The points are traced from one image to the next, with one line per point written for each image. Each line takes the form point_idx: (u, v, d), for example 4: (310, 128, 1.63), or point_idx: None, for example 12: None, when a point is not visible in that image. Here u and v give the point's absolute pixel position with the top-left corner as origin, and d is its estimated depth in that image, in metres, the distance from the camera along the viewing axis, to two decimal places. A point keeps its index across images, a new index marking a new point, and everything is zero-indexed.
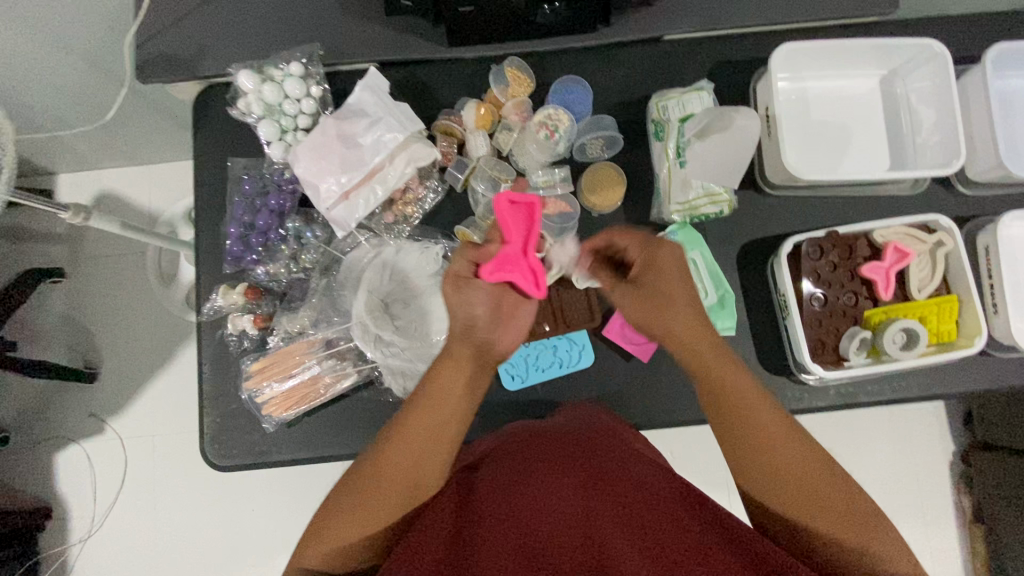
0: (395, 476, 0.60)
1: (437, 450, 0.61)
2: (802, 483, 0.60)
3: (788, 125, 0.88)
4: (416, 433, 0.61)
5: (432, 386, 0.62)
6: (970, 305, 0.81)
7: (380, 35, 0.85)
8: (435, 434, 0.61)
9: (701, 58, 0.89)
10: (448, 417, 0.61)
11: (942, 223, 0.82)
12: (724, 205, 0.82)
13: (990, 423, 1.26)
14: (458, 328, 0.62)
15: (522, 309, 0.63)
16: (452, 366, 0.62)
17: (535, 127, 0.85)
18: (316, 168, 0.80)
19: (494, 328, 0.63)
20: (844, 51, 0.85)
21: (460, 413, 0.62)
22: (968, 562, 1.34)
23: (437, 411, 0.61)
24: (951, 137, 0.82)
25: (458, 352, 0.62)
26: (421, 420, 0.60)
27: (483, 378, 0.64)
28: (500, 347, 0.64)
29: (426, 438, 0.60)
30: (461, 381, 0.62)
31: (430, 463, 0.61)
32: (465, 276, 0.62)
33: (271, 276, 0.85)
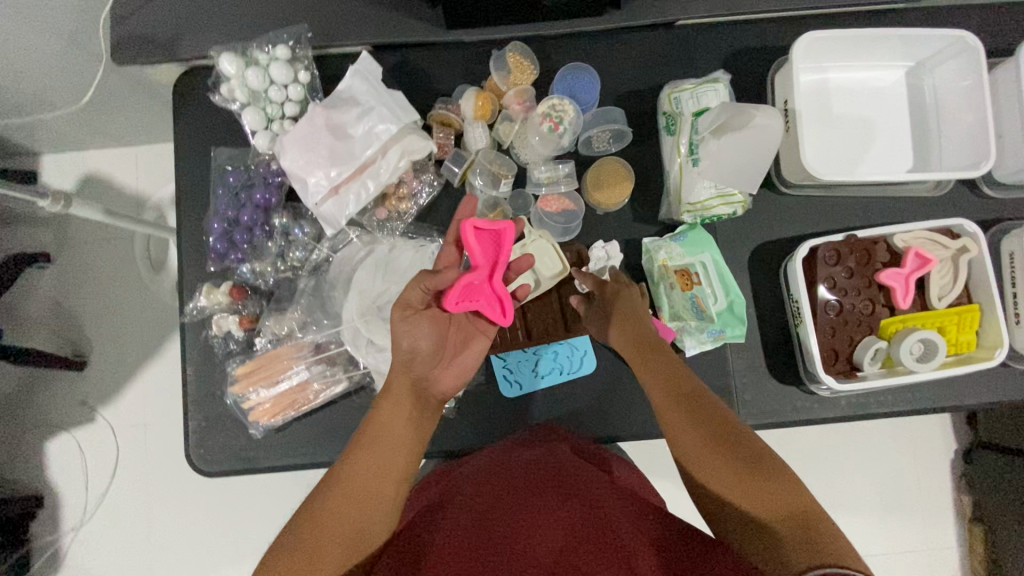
0: (334, 530, 0.54)
1: (384, 489, 0.58)
2: (718, 454, 0.55)
3: (808, 119, 0.83)
4: (357, 476, 0.57)
5: (375, 423, 0.60)
6: (992, 315, 0.77)
7: (373, 16, 0.79)
8: (382, 473, 0.58)
9: (716, 46, 0.83)
10: (393, 453, 0.59)
11: (966, 228, 0.77)
12: (739, 205, 0.77)
13: (996, 426, 1.23)
14: (399, 361, 0.62)
15: (472, 342, 0.66)
16: (394, 401, 0.61)
17: (538, 118, 0.79)
18: (304, 160, 0.75)
19: (433, 365, 0.63)
20: (871, 41, 0.79)
21: (406, 448, 0.60)
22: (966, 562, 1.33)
23: (381, 449, 0.59)
24: (980, 136, 0.77)
25: (397, 386, 0.62)
26: (365, 460, 0.57)
27: (426, 413, 0.63)
28: (437, 387, 0.64)
29: (374, 477, 0.57)
30: (405, 415, 0.61)
31: (378, 506, 0.57)
32: (416, 306, 0.61)
33: (257, 274, 0.81)
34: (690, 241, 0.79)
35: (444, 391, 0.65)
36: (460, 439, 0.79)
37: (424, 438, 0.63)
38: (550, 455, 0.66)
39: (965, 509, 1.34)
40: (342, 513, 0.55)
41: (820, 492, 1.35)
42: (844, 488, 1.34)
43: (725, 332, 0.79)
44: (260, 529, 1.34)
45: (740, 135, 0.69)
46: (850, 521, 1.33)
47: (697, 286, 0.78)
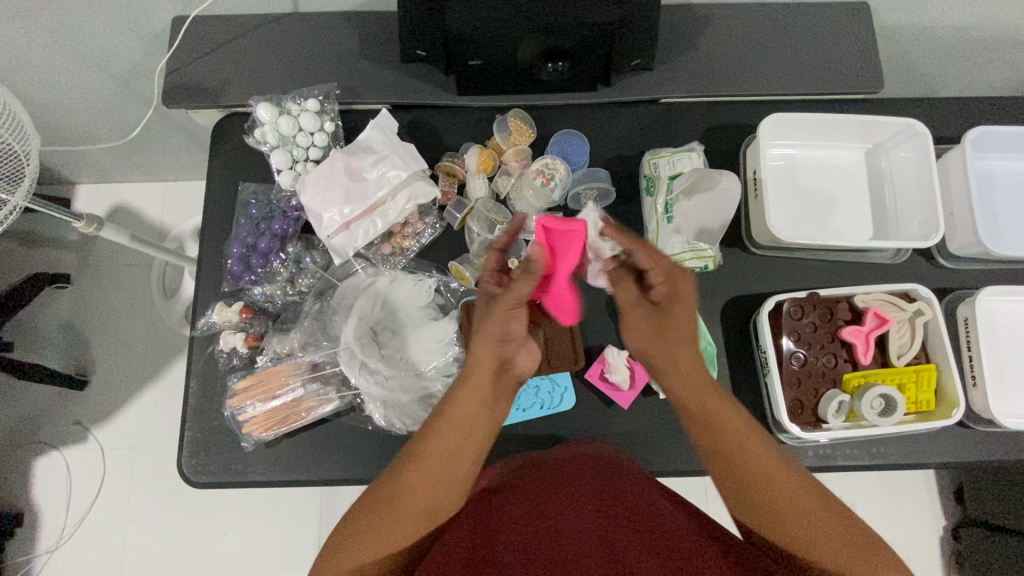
0: (418, 501, 0.59)
1: (462, 462, 0.61)
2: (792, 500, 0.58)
3: (776, 188, 0.92)
4: (433, 456, 0.59)
5: (455, 402, 0.61)
6: (949, 376, 0.82)
7: (395, 80, 0.91)
8: (462, 448, 0.60)
9: (694, 122, 0.95)
10: (472, 429, 0.61)
11: (921, 293, 0.84)
12: (709, 261, 0.87)
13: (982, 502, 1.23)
14: (492, 340, 0.62)
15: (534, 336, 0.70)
16: (475, 382, 0.62)
17: (533, 174, 0.89)
18: (321, 198, 0.84)
19: (519, 346, 0.66)
20: (831, 125, 0.90)
21: (480, 431, 0.62)
22: None
23: (459, 430, 0.60)
24: (930, 212, 0.86)
25: (481, 367, 0.62)
26: (443, 441, 0.60)
27: (503, 394, 0.65)
28: (518, 368, 0.67)
29: (453, 450, 0.60)
30: (479, 402, 0.61)
31: (455, 479, 0.60)
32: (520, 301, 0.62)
33: (267, 296, 0.88)
34: None
35: (521, 371, 0.68)
36: None
37: (498, 415, 0.65)
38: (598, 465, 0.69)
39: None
40: (421, 489, 0.59)
41: None
42: None
43: None
44: (236, 561, 1.33)
45: (705, 197, 0.86)
46: None
47: None
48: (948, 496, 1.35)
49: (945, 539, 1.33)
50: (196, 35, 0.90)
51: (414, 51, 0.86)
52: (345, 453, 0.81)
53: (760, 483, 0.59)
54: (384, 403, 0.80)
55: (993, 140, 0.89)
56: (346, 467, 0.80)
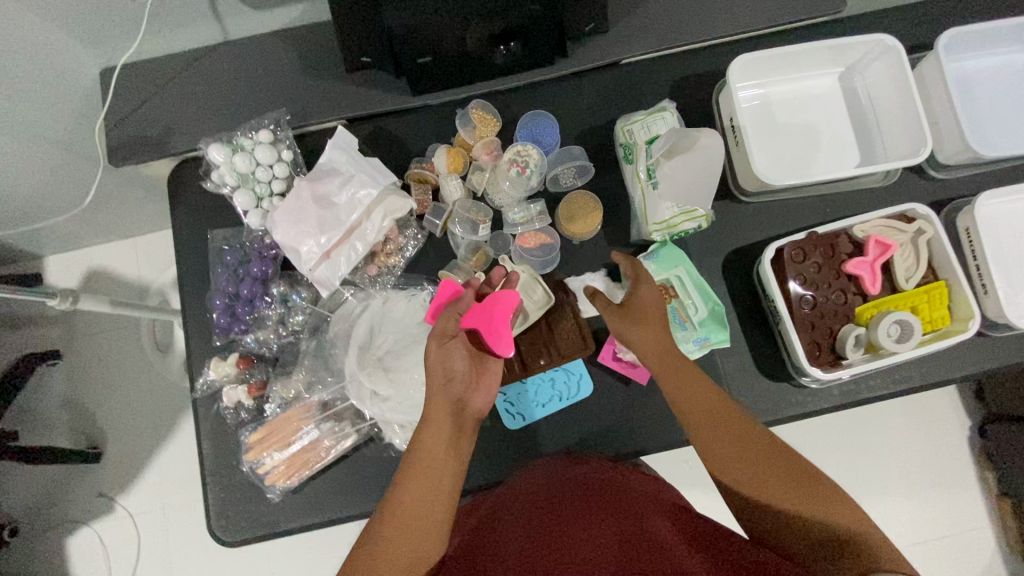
0: (399, 555, 0.57)
1: (435, 507, 0.61)
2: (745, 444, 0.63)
3: (755, 131, 0.89)
4: (411, 499, 0.60)
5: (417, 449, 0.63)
6: (960, 290, 0.81)
7: (350, 94, 0.89)
8: (432, 494, 0.61)
9: (659, 80, 0.92)
10: (438, 474, 0.62)
11: (919, 211, 0.82)
12: (702, 220, 0.83)
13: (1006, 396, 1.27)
14: (437, 383, 0.66)
15: (490, 369, 0.72)
16: (431, 428, 0.64)
17: (506, 164, 0.86)
18: (294, 232, 0.81)
19: (466, 385, 0.69)
20: (799, 55, 0.87)
21: (448, 471, 0.63)
22: (999, 536, 1.36)
23: (427, 478, 0.62)
24: (914, 127, 0.84)
25: (434, 410, 0.65)
26: (413, 485, 0.61)
27: (462, 435, 0.67)
28: (472, 406, 0.69)
29: (424, 496, 0.61)
30: (442, 442, 0.64)
31: (434, 523, 0.60)
32: (449, 331, 0.69)
33: (261, 342, 0.84)
34: (663, 257, 0.85)
35: (477, 409, 0.69)
36: (470, 475, 0.82)
37: (463, 459, 0.66)
38: (604, 472, 0.69)
39: (990, 483, 1.37)
40: (402, 539, 0.58)
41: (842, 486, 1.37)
42: (864, 479, 1.37)
43: (710, 339, 0.83)
44: None
45: (688, 156, 0.80)
46: (874, 503, 1.37)
47: (675, 298, 0.84)
48: (968, 396, 1.40)
49: (973, 440, 1.39)
50: (129, 87, 0.88)
51: (359, 58, 0.85)
52: (375, 484, 0.79)
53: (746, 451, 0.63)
54: (403, 427, 0.78)
55: (966, 39, 0.86)
56: (378, 498, 0.79)
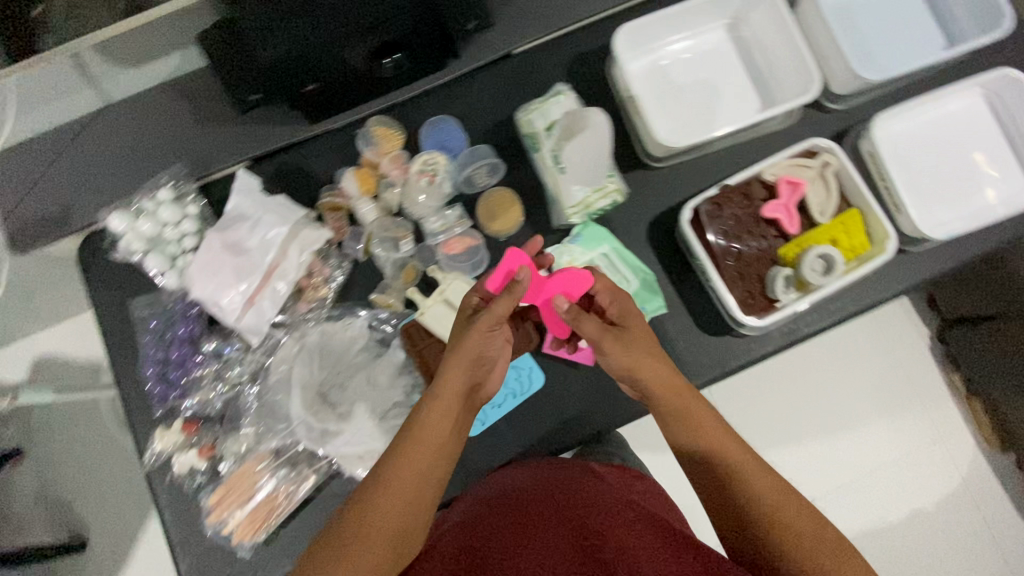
0: (387, 526, 0.59)
1: (430, 481, 0.63)
2: (760, 481, 0.61)
3: (656, 97, 0.90)
4: (409, 474, 0.62)
5: (424, 424, 0.64)
6: (871, 214, 0.83)
7: (245, 133, 0.87)
8: (432, 469, 0.63)
9: (554, 64, 0.92)
10: (439, 450, 0.64)
11: (821, 145, 0.84)
12: (615, 194, 0.84)
13: (955, 298, 1.32)
14: (470, 358, 0.67)
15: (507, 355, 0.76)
16: (444, 405, 0.65)
17: (416, 176, 0.86)
18: (213, 285, 0.79)
19: (486, 370, 0.71)
20: (682, 15, 0.88)
21: (450, 447, 0.66)
22: (974, 432, 1.41)
23: (426, 455, 0.63)
24: (802, 65, 0.85)
25: (451, 389, 0.66)
26: (416, 459, 0.63)
27: (468, 415, 0.70)
28: (484, 389, 0.73)
29: (420, 474, 0.62)
30: (450, 422, 0.65)
31: (426, 494, 0.63)
32: (501, 320, 0.68)
33: (202, 403, 0.82)
34: (587, 238, 0.86)
35: (487, 392, 0.73)
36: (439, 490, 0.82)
37: (462, 437, 0.69)
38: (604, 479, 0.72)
39: (957, 385, 1.42)
40: (394, 509, 0.60)
41: (820, 418, 1.41)
42: (840, 405, 1.42)
43: (646, 308, 0.85)
44: None
45: (587, 134, 0.79)
46: (855, 426, 1.41)
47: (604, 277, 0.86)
48: (923, 306, 1.45)
49: (934, 347, 1.44)
50: (14, 170, 0.84)
51: (248, 97, 0.82)
52: None
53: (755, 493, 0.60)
54: (361, 458, 0.77)
55: None
56: None
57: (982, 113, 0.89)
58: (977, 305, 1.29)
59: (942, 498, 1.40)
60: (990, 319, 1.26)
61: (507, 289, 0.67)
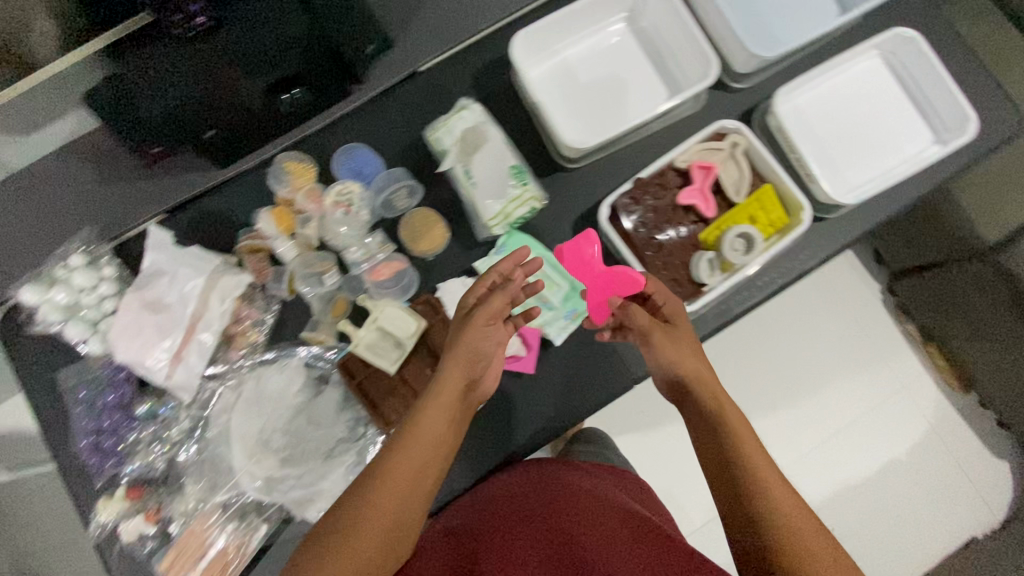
0: (383, 516, 0.61)
1: (426, 474, 0.66)
2: (772, 479, 0.61)
3: (564, 98, 0.91)
4: (406, 465, 0.64)
5: (423, 417, 0.67)
6: (784, 186, 0.84)
7: (154, 186, 0.85)
8: (427, 462, 0.66)
9: (460, 77, 0.92)
10: (436, 445, 0.67)
11: (728, 126, 0.85)
12: (533, 201, 0.85)
13: (897, 250, 1.36)
14: (466, 354, 0.70)
15: (495, 358, 0.75)
16: (442, 398, 0.68)
17: (332, 208, 0.86)
18: (136, 347, 0.77)
19: (484, 367, 0.73)
20: (578, 14, 0.88)
21: (446, 443, 0.68)
22: (937, 378, 1.44)
23: (424, 447, 0.66)
24: (700, 50, 0.87)
25: (448, 383, 0.69)
26: (412, 451, 0.65)
27: (464, 414, 0.72)
28: (480, 389, 0.74)
29: (417, 466, 0.65)
30: (446, 417, 0.68)
31: (422, 486, 0.65)
32: (497, 315, 0.71)
33: (142, 467, 0.80)
34: (512, 247, 0.85)
35: (483, 392, 0.75)
36: None
37: (458, 435, 0.71)
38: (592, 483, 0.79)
39: (913, 335, 1.45)
40: (392, 499, 0.62)
41: (785, 384, 1.44)
42: (803, 369, 1.44)
43: (578, 310, 0.86)
44: None
45: (485, 151, 0.86)
46: (822, 387, 1.44)
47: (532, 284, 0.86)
48: (870, 262, 1.48)
49: (886, 299, 1.47)
50: None
51: (150, 150, 0.80)
52: None
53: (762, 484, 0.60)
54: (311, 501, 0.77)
55: None
56: None
57: (881, 74, 0.91)
58: (920, 253, 1.32)
59: (913, 445, 1.42)
60: (935, 268, 1.28)
61: (505, 282, 0.72)
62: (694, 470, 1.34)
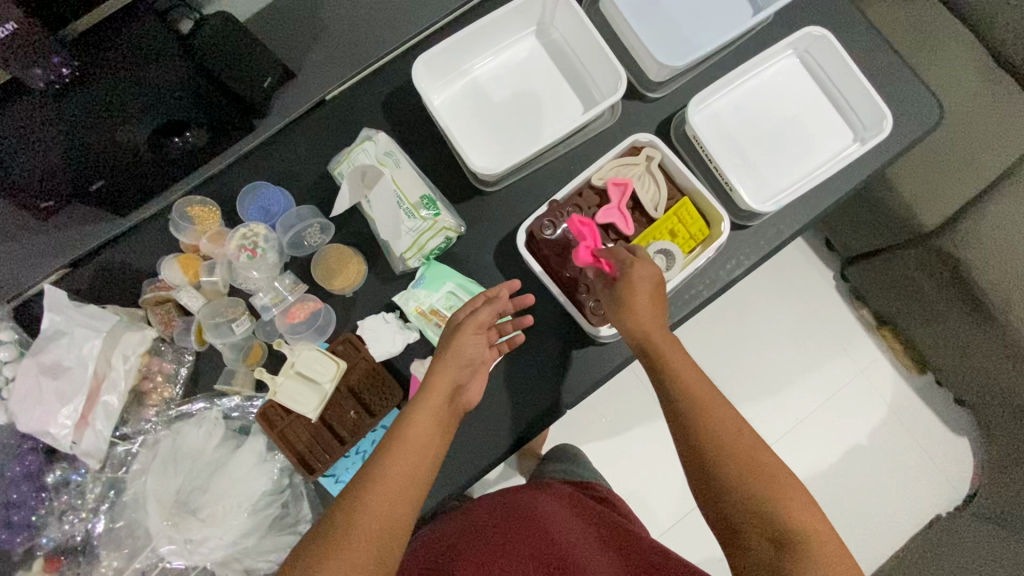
0: (375, 519, 0.56)
1: (420, 477, 0.61)
2: (719, 412, 0.63)
3: (476, 119, 0.88)
4: (398, 466, 0.60)
5: (412, 421, 0.64)
6: (702, 198, 0.82)
7: (48, 242, 0.80)
8: (418, 465, 0.61)
9: (368, 104, 0.88)
10: (427, 448, 0.63)
11: (642, 140, 0.83)
12: (447, 231, 0.82)
13: (844, 237, 1.29)
14: (452, 357, 0.69)
15: (478, 377, 0.72)
16: (431, 400, 0.66)
17: (236, 252, 0.81)
18: (35, 415, 0.74)
19: (472, 375, 0.72)
20: (484, 31, 0.85)
21: (435, 449, 0.64)
22: (895, 363, 1.41)
23: (416, 449, 0.62)
24: (609, 63, 0.84)
25: (435, 384, 0.67)
26: (402, 452, 0.61)
27: (453, 422, 0.68)
28: (467, 396, 0.71)
29: (409, 468, 0.60)
30: (435, 422, 0.65)
31: (414, 489, 0.60)
32: (483, 325, 0.73)
33: (57, 537, 0.77)
34: (430, 280, 0.83)
35: (469, 399, 0.71)
36: None
37: (447, 443, 0.66)
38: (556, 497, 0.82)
39: (868, 320, 1.42)
40: (386, 503, 0.57)
41: (746, 380, 1.41)
42: (763, 364, 1.41)
43: None
44: None
45: (382, 189, 0.82)
46: (783, 382, 1.41)
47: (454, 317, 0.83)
48: (823, 251, 1.46)
49: (841, 287, 1.44)
50: None
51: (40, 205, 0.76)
52: None
53: (711, 417, 0.62)
54: (239, 562, 0.77)
55: None
56: None
57: (798, 74, 0.90)
58: (864, 240, 1.24)
59: (874, 429, 1.39)
60: (878, 254, 1.21)
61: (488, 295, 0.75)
62: (652, 475, 1.29)
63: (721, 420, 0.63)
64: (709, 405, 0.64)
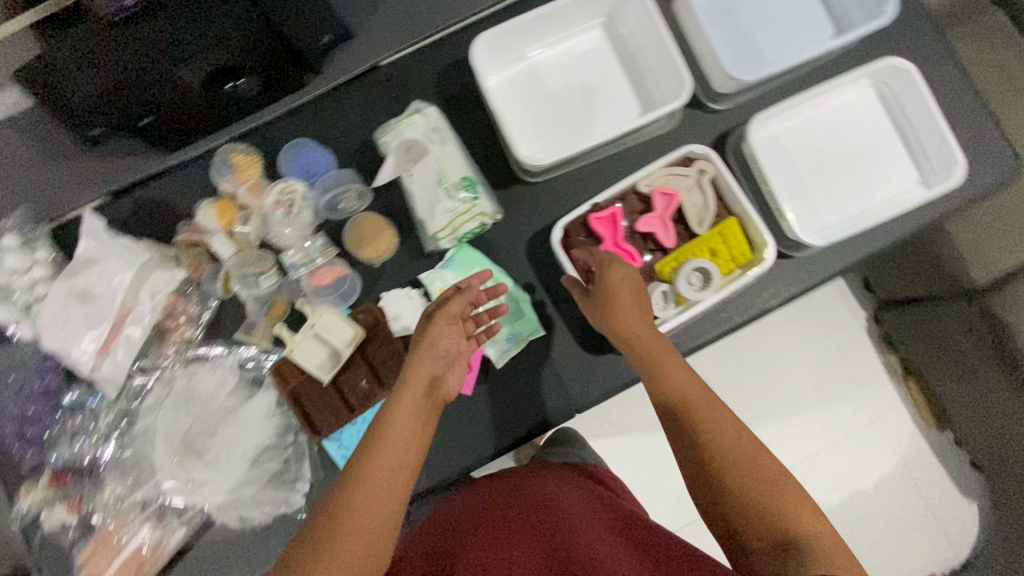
0: (358, 520, 0.56)
1: (403, 473, 0.60)
2: (716, 419, 0.63)
3: (529, 106, 0.86)
4: (378, 466, 0.59)
5: (390, 419, 0.63)
6: (750, 221, 0.79)
7: (95, 168, 0.82)
8: (401, 461, 0.60)
9: (422, 74, 0.86)
10: (408, 444, 0.62)
11: (697, 152, 0.81)
12: (482, 216, 0.82)
13: (885, 279, 1.25)
14: (426, 350, 0.68)
15: (457, 369, 0.70)
16: (410, 396, 0.65)
17: (272, 207, 0.83)
18: (62, 337, 0.76)
19: (450, 364, 0.70)
20: (551, 17, 0.83)
21: (418, 444, 0.63)
22: (915, 415, 1.37)
23: (396, 448, 0.61)
24: (675, 68, 0.81)
25: (416, 381, 0.66)
26: (382, 451, 0.60)
27: (436, 413, 0.67)
28: (446, 387, 0.69)
29: (389, 466, 0.59)
30: (416, 418, 0.64)
31: (398, 488, 0.59)
32: (456, 315, 0.70)
33: (66, 458, 0.79)
34: (459, 262, 0.82)
35: (451, 389, 0.70)
36: None
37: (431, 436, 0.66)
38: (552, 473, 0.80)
39: (895, 367, 1.38)
40: (368, 504, 0.57)
41: (758, 408, 1.38)
42: (779, 395, 1.38)
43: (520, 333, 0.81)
44: None
45: (425, 164, 0.82)
46: (795, 416, 1.37)
47: None
48: (859, 289, 1.41)
49: (872, 329, 1.40)
50: None
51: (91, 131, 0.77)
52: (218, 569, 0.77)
53: (709, 425, 0.62)
54: (230, 504, 0.77)
55: None
56: None
57: (870, 105, 0.85)
58: (906, 285, 1.20)
59: (882, 477, 1.36)
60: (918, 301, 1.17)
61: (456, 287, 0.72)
62: (649, 487, 1.28)
63: (714, 424, 0.63)
64: (703, 409, 0.64)
